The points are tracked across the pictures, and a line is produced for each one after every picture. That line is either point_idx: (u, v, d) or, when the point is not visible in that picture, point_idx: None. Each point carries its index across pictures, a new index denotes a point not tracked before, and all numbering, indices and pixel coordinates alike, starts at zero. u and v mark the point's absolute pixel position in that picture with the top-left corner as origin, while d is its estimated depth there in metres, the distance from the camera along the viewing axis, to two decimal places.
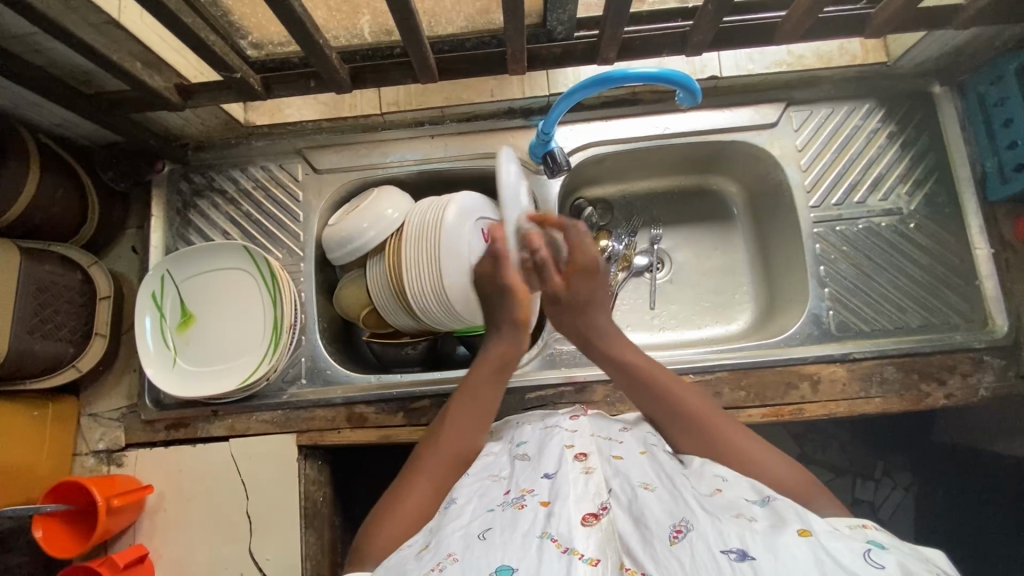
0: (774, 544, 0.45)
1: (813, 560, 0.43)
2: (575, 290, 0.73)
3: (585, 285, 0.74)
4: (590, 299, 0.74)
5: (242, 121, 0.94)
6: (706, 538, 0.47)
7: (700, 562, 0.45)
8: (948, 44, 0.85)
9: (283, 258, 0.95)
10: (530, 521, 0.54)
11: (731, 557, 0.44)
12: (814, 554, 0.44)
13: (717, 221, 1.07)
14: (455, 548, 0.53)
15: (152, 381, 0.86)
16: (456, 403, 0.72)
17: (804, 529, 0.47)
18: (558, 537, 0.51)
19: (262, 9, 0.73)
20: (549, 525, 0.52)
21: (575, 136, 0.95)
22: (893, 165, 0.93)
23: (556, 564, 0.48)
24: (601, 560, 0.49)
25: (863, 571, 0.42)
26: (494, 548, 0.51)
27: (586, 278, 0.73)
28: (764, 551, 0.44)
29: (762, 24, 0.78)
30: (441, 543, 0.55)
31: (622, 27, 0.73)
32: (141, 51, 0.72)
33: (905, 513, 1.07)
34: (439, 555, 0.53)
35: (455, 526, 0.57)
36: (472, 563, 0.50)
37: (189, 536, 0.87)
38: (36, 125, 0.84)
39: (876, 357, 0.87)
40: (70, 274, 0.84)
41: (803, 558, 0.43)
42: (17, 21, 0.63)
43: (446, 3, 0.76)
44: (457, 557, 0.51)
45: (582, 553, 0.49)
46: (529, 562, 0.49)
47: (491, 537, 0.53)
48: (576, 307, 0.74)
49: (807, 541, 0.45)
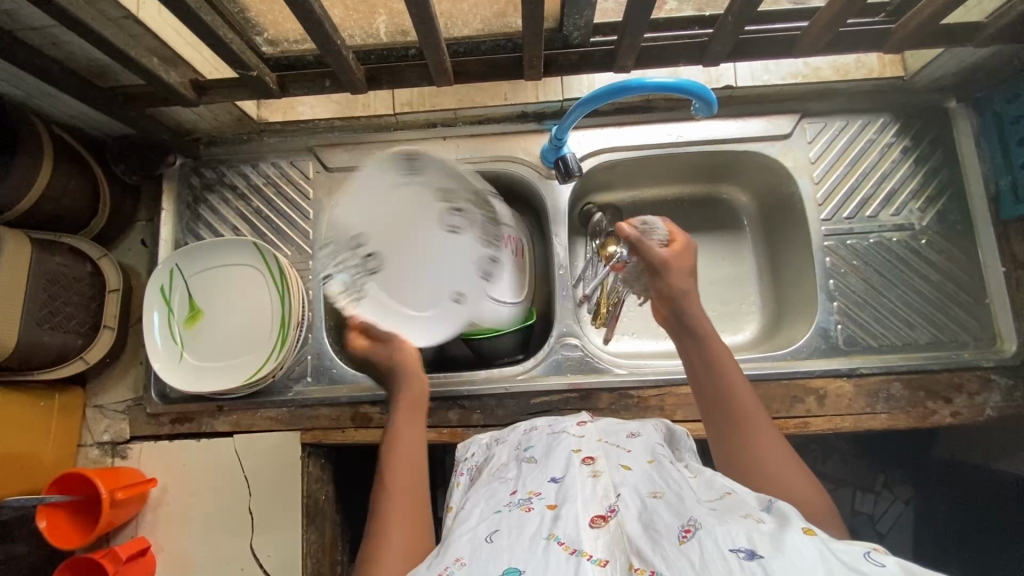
0: (782, 543, 0.44)
1: (820, 556, 0.43)
2: (681, 257, 0.76)
3: (683, 259, 0.76)
4: (691, 272, 0.76)
5: (254, 117, 0.93)
6: (714, 536, 0.46)
7: (708, 561, 0.44)
8: (967, 61, 0.85)
9: (292, 255, 0.95)
10: (536, 524, 0.54)
11: (741, 556, 0.44)
12: (821, 551, 0.43)
13: (727, 229, 1.06)
14: (462, 553, 0.53)
15: (159, 375, 0.87)
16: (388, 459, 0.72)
17: (808, 528, 0.47)
18: (565, 539, 0.51)
19: (279, 7, 0.72)
20: (556, 527, 0.53)
21: (587, 142, 0.95)
22: (906, 180, 0.93)
23: (563, 565, 0.48)
24: (610, 561, 0.48)
25: (867, 570, 0.41)
26: (501, 551, 0.51)
27: (685, 254, 0.77)
28: (771, 549, 0.44)
29: (780, 36, 0.77)
30: (449, 549, 0.55)
31: (641, 36, 0.72)
32: (158, 46, 0.72)
33: (903, 527, 1.11)
34: (446, 561, 0.53)
35: (464, 531, 0.57)
36: (479, 565, 0.50)
37: (191, 530, 0.87)
38: (50, 117, 0.84)
39: (883, 374, 0.87)
40: (79, 266, 0.85)
41: (811, 554, 0.43)
42: (34, 13, 0.63)
43: (463, 6, 0.75)
44: (465, 561, 0.52)
45: (591, 554, 0.49)
46: (535, 564, 0.49)
47: (498, 539, 0.53)
48: (675, 272, 0.75)
49: (814, 541, 0.44)
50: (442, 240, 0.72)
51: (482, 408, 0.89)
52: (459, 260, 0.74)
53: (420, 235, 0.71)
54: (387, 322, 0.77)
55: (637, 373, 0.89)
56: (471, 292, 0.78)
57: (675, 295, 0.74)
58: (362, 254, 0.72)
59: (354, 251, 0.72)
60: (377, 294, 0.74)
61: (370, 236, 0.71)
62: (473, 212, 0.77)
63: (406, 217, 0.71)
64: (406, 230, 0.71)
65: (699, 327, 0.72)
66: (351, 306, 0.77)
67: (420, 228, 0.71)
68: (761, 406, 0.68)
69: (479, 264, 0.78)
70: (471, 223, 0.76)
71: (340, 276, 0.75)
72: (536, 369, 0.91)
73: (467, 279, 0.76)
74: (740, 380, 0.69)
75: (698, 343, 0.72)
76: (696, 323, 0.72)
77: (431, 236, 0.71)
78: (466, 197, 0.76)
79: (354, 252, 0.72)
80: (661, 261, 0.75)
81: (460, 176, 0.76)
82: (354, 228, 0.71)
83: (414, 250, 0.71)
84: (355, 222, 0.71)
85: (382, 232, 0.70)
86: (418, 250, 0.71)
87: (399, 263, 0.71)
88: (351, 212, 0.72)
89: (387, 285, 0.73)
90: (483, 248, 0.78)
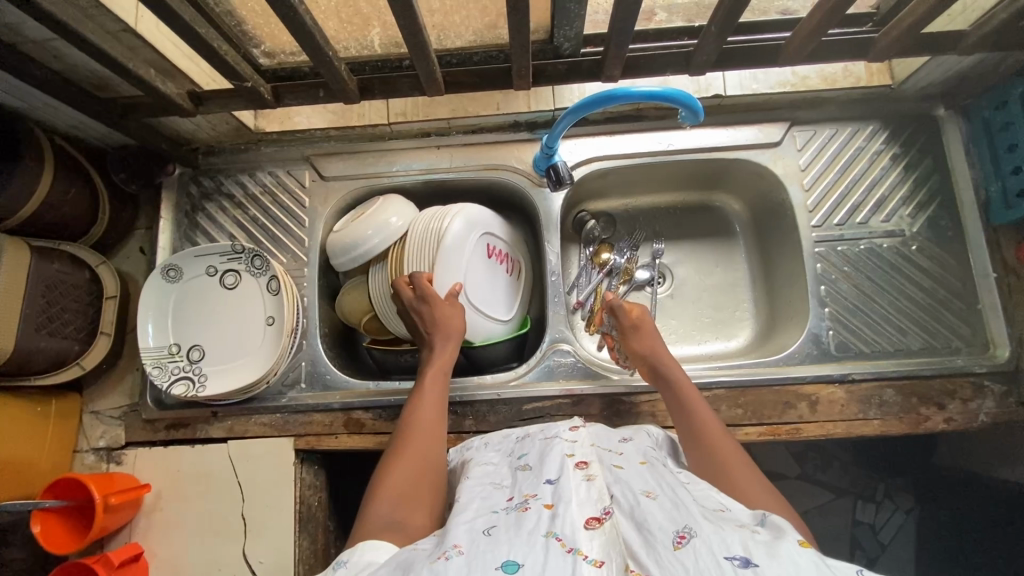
0: (778, 551, 0.45)
1: (816, 569, 0.44)
2: (643, 319, 0.84)
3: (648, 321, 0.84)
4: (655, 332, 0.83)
5: (252, 127, 0.95)
6: (710, 544, 0.47)
7: (704, 567, 0.45)
8: (952, 69, 0.86)
9: (288, 262, 0.96)
10: (534, 522, 0.53)
11: (735, 563, 0.45)
12: (817, 565, 0.44)
13: (719, 237, 1.07)
14: (460, 540, 0.52)
15: (141, 335, 0.88)
16: (414, 432, 0.72)
17: (804, 540, 0.48)
18: (563, 536, 0.50)
19: (275, 21, 0.73)
20: (553, 525, 0.52)
21: (580, 150, 0.96)
22: (896, 187, 0.93)
23: (561, 562, 0.48)
24: (606, 562, 0.48)
25: None
26: (498, 543, 0.51)
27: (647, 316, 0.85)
28: (766, 557, 0.45)
29: (765, 46, 0.78)
30: (447, 537, 0.54)
31: (626, 46, 0.74)
32: (156, 58, 0.74)
33: (906, 536, 1.10)
34: (444, 546, 0.52)
35: (460, 520, 0.57)
36: (476, 556, 0.49)
37: (184, 536, 0.87)
38: (52, 127, 0.86)
39: (876, 380, 0.87)
40: (78, 272, 0.86)
41: (807, 566, 0.44)
42: (36, 27, 0.65)
43: (455, 19, 0.77)
44: (463, 548, 0.51)
45: (587, 554, 0.49)
46: (534, 559, 0.48)
47: (496, 534, 0.53)
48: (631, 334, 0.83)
49: (809, 553, 0.45)
50: (190, 299, 0.91)
51: (474, 413, 0.89)
52: (228, 300, 0.92)
53: (195, 309, 0.91)
54: (254, 368, 0.88)
55: (629, 379, 0.90)
56: (280, 315, 0.89)
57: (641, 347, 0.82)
58: (183, 351, 0.90)
59: (176, 356, 0.89)
60: (212, 367, 0.89)
61: (178, 338, 0.90)
62: (242, 262, 0.91)
63: (174, 301, 0.91)
64: (166, 307, 0.91)
65: (665, 366, 0.79)
66: (203, 392, 0.88)
67: (203, 303, 0.91)
68: (723, 429, 0.71)
69: (266, 302, 0.90)
70: (244, 268, 0.91)
71: (177, 382, 0.88)
72: (528, 375, 0.91)
73: (268, 303, 0.90)
74: (700, 403, 0.74)
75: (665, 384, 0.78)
76: (662, 364, 0.80)
77: (182, 311, 0.91)
78: (225, 254, 0.91)
79: (176, 355, 0.89)
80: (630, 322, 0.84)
81: (212, 245, 0.91)
82: (175, 336, 0.90)
83: (205, 314, 0.91)
84: (181, 333, 0.90)
85: (184, 329, 0.90)
86: (205, 317, 0.91)
87: (210, 337, 0.90)
88: (171, 328, 0.90)
89: (213, 360, 0.90)
90: (226, 259, 0.91)
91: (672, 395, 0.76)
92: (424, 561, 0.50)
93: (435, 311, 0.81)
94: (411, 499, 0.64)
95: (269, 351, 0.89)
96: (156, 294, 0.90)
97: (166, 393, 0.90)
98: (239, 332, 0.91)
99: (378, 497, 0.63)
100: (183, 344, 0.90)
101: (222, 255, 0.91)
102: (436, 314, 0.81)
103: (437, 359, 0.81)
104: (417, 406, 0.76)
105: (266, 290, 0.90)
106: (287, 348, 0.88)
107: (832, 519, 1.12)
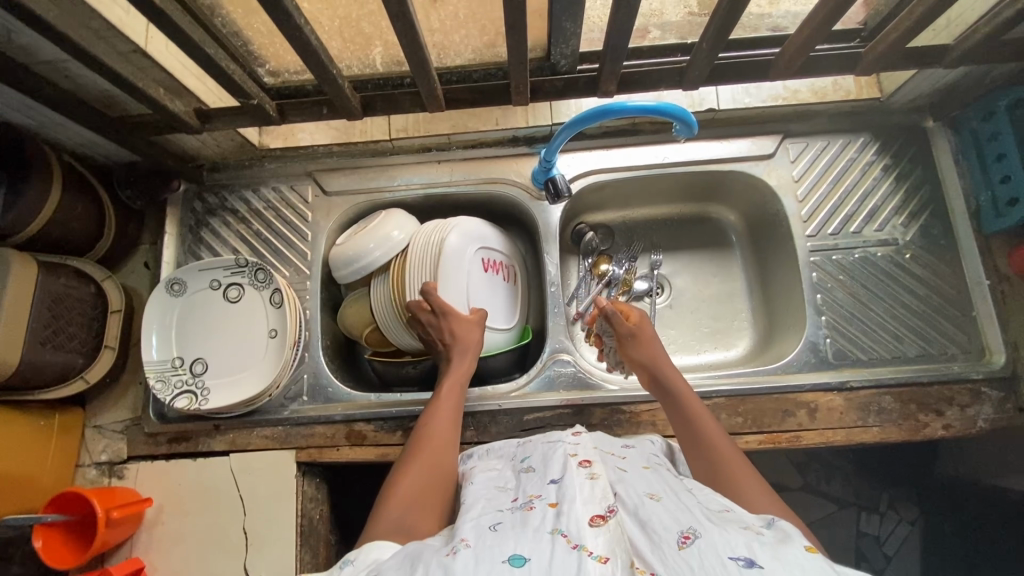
0: (781, 553, 0.46)
1: (820, 570, 0.44)
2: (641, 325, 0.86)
3: (647, 326, 0.86)
4: (651, 336, 0.85)
5: (256, 143, 0.99)
6: (714, 545, 0.47)
7: (708, 565, 0.45)
8: (939, 82, 0.88)
9: (290, 276, 0.98)
10: (539, 519, 0.54)
11: (740, 564, 0.45)
12: (823, 568, 0.45)
13: (716, 248, 1.09)
14: (467, 535, 0.53)
15: (143, 350, 0.89)
16: (428, 440, 0.74)
17: (810, 546, 0.48)
18: (568, 533, 0.51)
19: (280, 41, 0.76)
20: (559, 522, 0.52)
21: (576, 163, 0.98)
22: (888, 197, 0.95)
23: (566, 557, 0.48)
24: (610, 558, 0.48)
25: None
26: (505, 539, 0.51)
27: (646, 322, 0.87)
28: (770, 560, 0.45)
29: (756, 61, 0.81)
30: (454, 533, 0.54)
31: (620, 63, 0.76)
32: (165, 78, 0.77)
33: (911, 547, 1.09)
34: (451, 541, 0.52)
35: (466, 519, 0.57)
36: (483, 549, 0.49)
37: (184, 551, 0.87)
38: (61, 145, 0.88)
39: (874, 387, 0.87)
40: (84, 286, 0.87)
41: (811, 567, 0.45)
42: (49, 48, 0.67)
43: (455, 38, 0.79)
44: (469, 542, 0.51)
45: (592, 550, 0.49)
46: (541, 553, 0.48)
47: (502, 529, 0.53)
48: (627, 339, 0.84)
49: (816, 558, 0.46)
50: (192, 314, 0.92)
51: (476, 425, 0.90)
52: (229, 314, 0.92)
53: (198, 323, 0.92)
54: (257, 380, 0.89)
55: (629, 389, 0.90)
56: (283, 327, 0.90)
57: (648, 363, 0.81)
58: (186, 364, 0.90)
59: (178, 369, 0.90)
60: (215, 380, 0.90)
61: (181, 351, 0.91)
62: (245, 276, 0.93)
63: (177, 315, 0.92)
64: (170, 321, 0.92)
65: (671, 385, 0.78)
66: (204, 405, 0.89)
67: (205, 317, 0.92)
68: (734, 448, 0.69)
69: (268, 315, 0.92)
70: (248, 283, 0.93)
71: (180, 395, 0.89)
72: (530, 384, 0.92)
73: (271, 315, 0.91)
74: (710, 423, 0.73)
75: (674, 405, 0.76)
76: (670, 383, 0.78)
77: (184, 325, 0.92)
78: (228, 268, 0.93)
79: (179, 368, 0.90)
80: (630, 331, 0.84)
81: (216, 260, 0.92)
82: (177, 349, 0.91)
83: (206, 328, 0.92)
84: (183, 347, 0.91)
85: (187, 342, 0.91)
86: (207, 331, 0.92)
87: (213, 350, 0.91)
88: (174, 342, 0.91)
89: (215, 373, 0.90)
90: (229, 274, 0.93)
91: (682, 416, 0.74)
92: (433, 555, 0.50)
93: (454, 323, 0.85)
94: (418, 501, 0.66)
95: (270, 364, 0.89)
96: (159, 309, 0.91)
97: (168, 406, 0.90)
98: (239, 344, 0.91)
99: (383, 507, 0.64)
100: (183, 358, 0.91)
101: (226, 270, 0.93)
102: (456, 323, 0.85)
103: (456, 370, 0.84)
104: (427, 420, 0.78)
105: (269, 304, 0.92)
106: (291, 361, 0.89)
107: (836, 532, 1.11)
